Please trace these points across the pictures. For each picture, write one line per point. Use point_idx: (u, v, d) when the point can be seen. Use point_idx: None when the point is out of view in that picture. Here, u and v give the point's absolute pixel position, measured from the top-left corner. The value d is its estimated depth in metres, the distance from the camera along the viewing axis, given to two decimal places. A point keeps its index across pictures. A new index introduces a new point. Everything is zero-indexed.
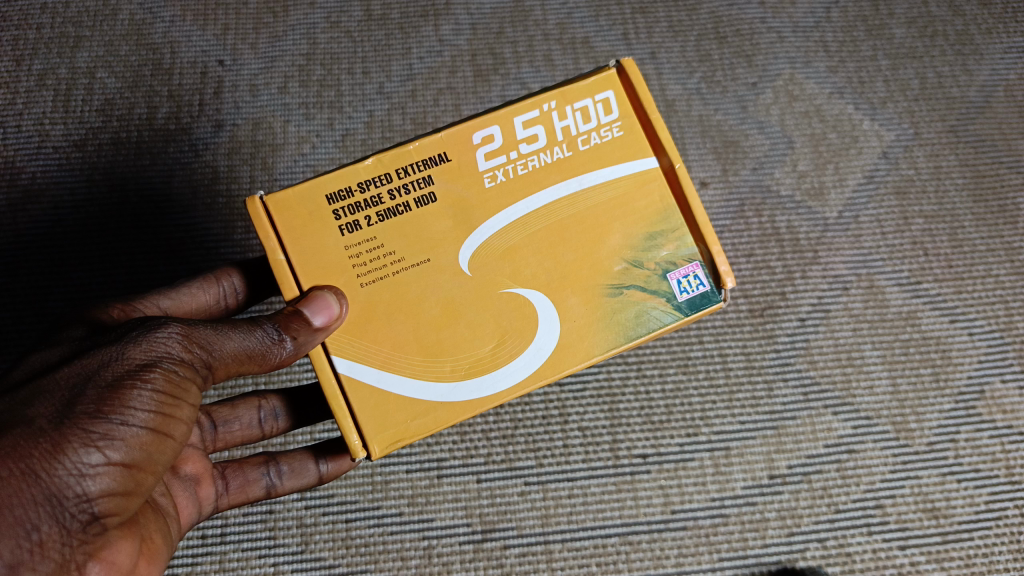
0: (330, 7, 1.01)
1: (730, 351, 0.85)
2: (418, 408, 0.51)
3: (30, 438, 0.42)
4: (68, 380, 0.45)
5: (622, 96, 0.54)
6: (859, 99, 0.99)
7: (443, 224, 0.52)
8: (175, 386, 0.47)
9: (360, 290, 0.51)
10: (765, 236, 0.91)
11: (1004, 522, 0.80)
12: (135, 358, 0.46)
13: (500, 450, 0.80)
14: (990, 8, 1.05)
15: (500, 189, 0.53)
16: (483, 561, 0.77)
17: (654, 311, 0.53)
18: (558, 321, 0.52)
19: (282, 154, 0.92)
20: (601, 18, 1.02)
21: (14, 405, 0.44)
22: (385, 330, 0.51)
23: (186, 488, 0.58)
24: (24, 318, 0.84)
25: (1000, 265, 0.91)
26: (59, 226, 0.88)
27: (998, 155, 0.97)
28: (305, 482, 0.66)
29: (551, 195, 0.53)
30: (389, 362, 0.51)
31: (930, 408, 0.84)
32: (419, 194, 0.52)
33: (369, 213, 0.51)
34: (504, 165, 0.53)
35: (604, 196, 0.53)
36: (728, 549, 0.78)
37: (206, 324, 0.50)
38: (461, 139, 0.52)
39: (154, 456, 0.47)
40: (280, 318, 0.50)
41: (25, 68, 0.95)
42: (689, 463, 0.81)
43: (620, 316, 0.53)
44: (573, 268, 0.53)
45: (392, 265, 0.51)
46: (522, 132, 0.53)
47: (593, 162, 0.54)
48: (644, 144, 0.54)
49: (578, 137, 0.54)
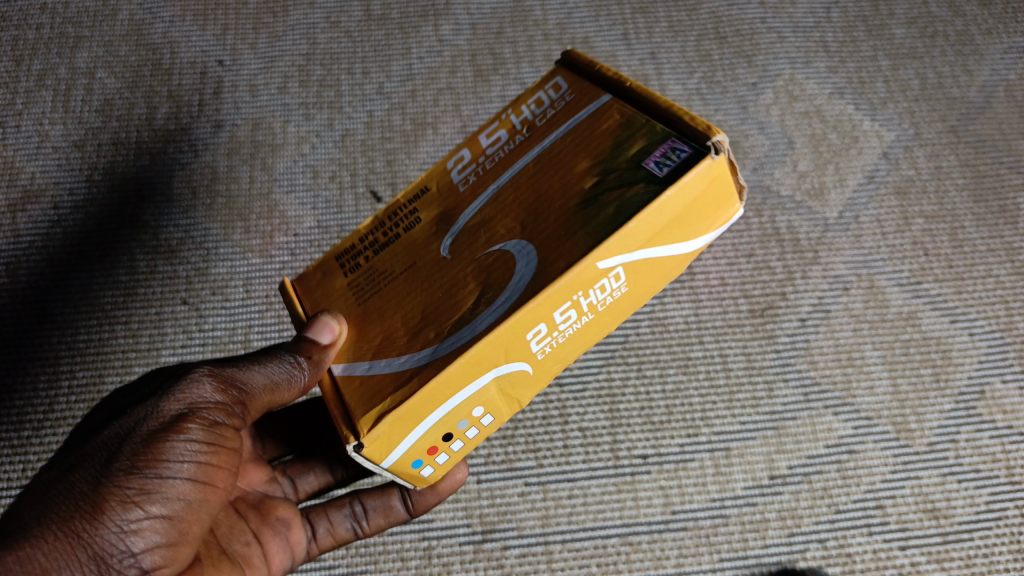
0: (330, 7, 1.00)
1: (730, 351, 0.85)
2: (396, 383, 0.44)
3: (76, 503, 0.45)
4: (108, 442, 0.48)
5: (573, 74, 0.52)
6: (860, 99, 0.99)
7: (426, 238, 0.51)
8: (210, 436, 0.49)
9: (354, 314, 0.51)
10: (765, 236, 0.91)
11: (1004, 522, 0.80)
12: (167, 412, 0.49)
13: (500, 450, 0.81)
14: (990, 8, 1.05)
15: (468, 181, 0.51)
16: (483, 562, 0.77)
17: (636, 199, 0.43)
18: (531, 253, 0.45)
19: (282, 154, 0.92)
20: (601, 18, 1.02)
21: (61, 474, 0.47)
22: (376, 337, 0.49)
23: (277, 534, 0.61)
24: (25, 318, 0.84)
25: (1000, 265, 0.91)
26: (59, 226, 0.88)
27: (998, 155, 0.97)
28: (395, 517, 0.67)
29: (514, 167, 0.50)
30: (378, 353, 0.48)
31: (930, 408, 0.84)
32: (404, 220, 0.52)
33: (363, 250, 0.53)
34: (471, 161, 0.52)
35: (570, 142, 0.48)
36: (728, 550, 0.78)
37: (230, 370, 0.53)
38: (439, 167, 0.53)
39: (195, 505, 0.48)
40: (290, 344, 0.51)
41: (25, 68, 0.95)
42: (689, 464, 0.81)
43: (598, 222, 0.43)
44: (543, 201, 0.47)
45: (382, 284, 0.51)
46: (487, 135, 0.52)
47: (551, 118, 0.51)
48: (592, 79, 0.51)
49: (530, 104, 0.52)
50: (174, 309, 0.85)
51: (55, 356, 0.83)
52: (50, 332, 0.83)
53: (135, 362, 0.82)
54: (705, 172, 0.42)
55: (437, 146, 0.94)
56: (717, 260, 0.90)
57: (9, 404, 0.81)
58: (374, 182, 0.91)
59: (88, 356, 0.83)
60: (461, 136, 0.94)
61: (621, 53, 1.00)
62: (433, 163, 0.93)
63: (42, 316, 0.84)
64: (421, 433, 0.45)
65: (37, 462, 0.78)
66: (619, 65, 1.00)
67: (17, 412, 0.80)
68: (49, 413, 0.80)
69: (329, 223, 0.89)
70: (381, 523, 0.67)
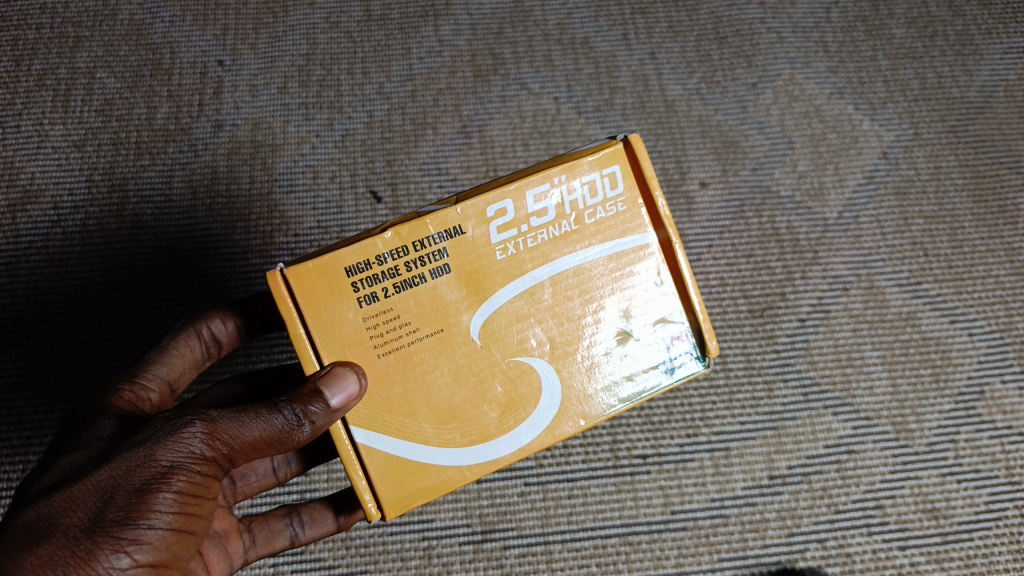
0: (331, 7, 1.00)
1: (731, 351, 0.85)
2: (429, 471, 0.51)
3: (64, 549, 0.42)
4: (96, 486, 0.44)
5: (627, 170, 0.53)
6: (860, 99, 0.99)
7: (454, 296, 0.50)
8: (197, 487, 0.47)
9: (376, 361, 0.50)
10: (765, 236, 0.91)
11: (1004, 522, 0.80)
12: (160, 459, 0.46)
13: None
14: (990, 8, 1.05)
15: (509, 262, 0.51)
16: (482, 562, 0.77)
17: (649, 374, 0.53)
18: (561, 386, 0.52)
19: (282, 154, 0.92)
20: (601, 18, 1.02)
21: (42, 514, 0.43)
22: (401, 398, 0.50)
23: (215, 545, 0.59)
24: (25, 319, 0.84)
25: (999, 265, 0.91)
26: (58, 227, 0.88)
27: (998, 155, 0.97)
28: (326, 530, 0.66)
29: (557, 267, 0.52)
30: (405, 430, 0.50)
31: (930, 408, 0.84)
32: (434, 266, 0.50)
33: (386, 284, 0.49)
34: (515, 238, 0.51)
35: (606, 266, 0.53)
36: (728, 550, 0.78)
37: (226, 414, 0.48)
38: (473, 216, 0.50)
39: (179, 552, 0.46)
40: (299, 401, 0.48)
41: (25, 68, 0.95)
42: (689, 464, 0.81)
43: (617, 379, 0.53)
44: (574, 336, 0.52)
45: (407, 337, 0.50)
46: (533, 206, 0.51)
47: (595, 235, 0.52)
48: (643, 215, 0.53)
49: (585, 211, 0.52)
50: (174, 309, 0.85)
51: (55, 356, 0.83)
52: (50, 332, 0.84)
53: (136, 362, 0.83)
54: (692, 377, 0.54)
55: (438, 146, 0.94)
56: (717, 260, 0.90)
57: (8, 405, 0.81)
58: (375, 182, 0.91)
59: (88, 356, 0.83)
60: (461, 137, 0.95)
61: (621, 54, 1.00)
62: (433, 164, 0.93)
63: (41, 317, 0.84)
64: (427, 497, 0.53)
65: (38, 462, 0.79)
66: (619, 65, 1.00)
67: (16, 412, 0.81)
68: (50, 413, 0.81)
69: (330, 223, 0.89)
70: (315, 535, 0.66)
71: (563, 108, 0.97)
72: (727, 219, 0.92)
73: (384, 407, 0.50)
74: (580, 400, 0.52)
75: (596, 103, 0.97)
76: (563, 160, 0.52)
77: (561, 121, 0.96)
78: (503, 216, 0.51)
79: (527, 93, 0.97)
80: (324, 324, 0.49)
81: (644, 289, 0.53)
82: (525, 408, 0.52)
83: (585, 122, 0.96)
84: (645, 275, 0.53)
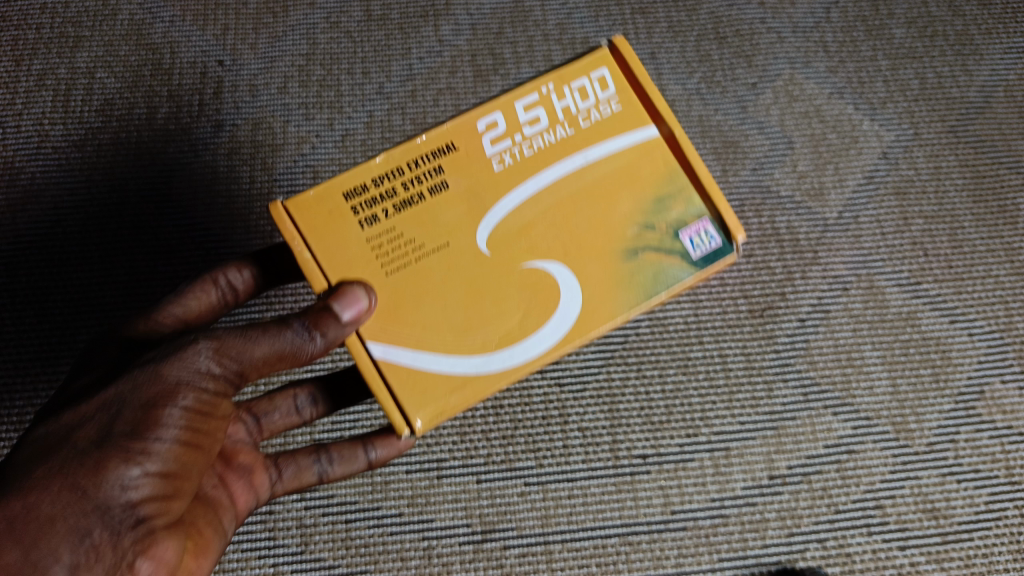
0: (330, 7, 1.00)
1: (730, 351, 0.86)
2: (454, 382, 0.50)
3: (76, 460, 0.46)
4: (111, 402, 0.49)
5: (617, 72, 0.55)
6: (859, 99, 0.99)
7: (456, 209, 0.52)
8: (204, 404, 0.50)
9: (386, 279, 0.50)
10: (765, 236, 0.91)
11: (1004, 522, 0.80)
12: (167, 374, 0.49)
13: (500, 451, 0.80)
14: (990, 8, 1.05)
15: (508, 171, 0.52)
16: (482, 561, 0.77)
17: (670, 269, 0.52)
18: (579, 287, 0.51)
19: (282, 154, 0.92)
20: (601, 18, 1.02)
21: (62, 429, 0.48)
22: (416, 313, 0.50)
23: (242, 478, 0.60)
24: (25, 319, 0.84)
25: (999, 265, 0.91)
26: (59, 226, 0.88)
27: (998, 155, 0.97)
28: (356, 468, 0.64)
29: (557, 172, 0.53)
30: (422, 342, 0.50)
31: (930, 408, 0.84)
32: (432, 183, 0.52)
33: (386, 205, 0.51)
34: (509, 148, 0.53)
35: (608, 168, 0.53)
36: (728, 550, 0.78)
37: (235, 332, 0.51)
38: (464, 128, 0.53)
39: (189, 465, 0.49)
40: (308, 316, 0.50)
41: (25, 68, 0.96)
42: (689, 464, 0.81)
43: (637, 277, 0.52)
44: (587, 237, 0.52)
45: (414, 253, 0.51)
46: (523, 115, 0.53)
47: (593, 137, 0.53)
48: (642, 116, 0.54)
49: (579, 114, 0.54)
50: None
51: (56, 356, 0.83)
52: (50, 332, 0.84)
53: None
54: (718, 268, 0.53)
55: None
56: None
57: (8, 405, 0.81)
58: None
59: None
60: None
61: None
62: None
63: (41, 317, 0.84)
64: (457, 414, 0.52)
65: None
66: None
67: (17, 412, 0.81)
68: None
69: None
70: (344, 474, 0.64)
71: None
72: None
73: (398, 322, 0.50)
74: (599, 301, 0.52)
75: None
76: (550, 71, 0.54)
77: None
78: (495, 126, 0.53)
79: None
80: (328, 249, 0.50)
81: (651, 181, 0.53)
82: (547, 309, 0.51)
83: None
84: (649, 166, 0.53)
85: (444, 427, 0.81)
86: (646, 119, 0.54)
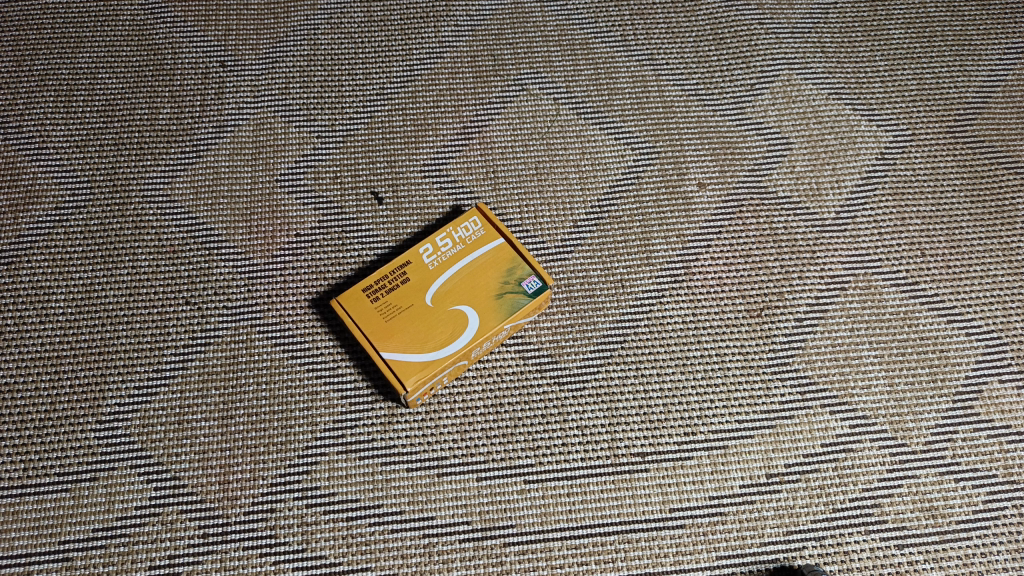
0: (332, 8, 1.01)
1: (729, 352, 0.87)
2: (416, 372, 0.77)
3: None
4: None
5: (484, 213, 0.84)
6: (857, 100, 1.00)
7: (405, 291, 0.80)
8: None
9: (385, 325, 0.79)
10: (763, 236, 0.92)
11: (1002, 521, 0.81)
12: None
13: (501, 449, 0.81)
14: (989, 9, 1.06)
15: (429, 270, 0.81)
16: (483, 558, 0.77)
17: (520, 302, 0.80)
18: (476, 319, 0.79)
19: (284, 155, 0.93)
20: (600, 20, 1.03)
21: None
22: (393, 343, 0.78)
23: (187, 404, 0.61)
24: (26, 318, 0.85)
25: (997, 265, 0.92)
26: (61, 227, 0.89)
27: (996, 155, 0.97)
28: None
29: (454, 270, 0.81)
30: (397, 354, 0.77)
31: (928, 407, 0.85)
32: (391, 282, 0.80)
33: (376, 295, 0.80)
34: (427, 257, 0.82)
35: (484, 261, 0.82)
36: (726, 547, 0.78)
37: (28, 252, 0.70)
38: (415, 251, 0.82)
39: None
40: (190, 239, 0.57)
41: (26, 68, 0.96)
42: (686, 461, 0.82)
43: (505, 312, 0.80)
44: (478, 292, 0.80)
45: (393, 313, 0.79)
46: (435, 241, 0.82)
47: (473, 247, 0.82)
48: (496, 227, 0.84)
49: (464, 236, 0.83)
50: (176, 309, 0.86)
51: (58, 353, 0.83)
52: (52, 331, 0.84)
53: (138, 361, 0.83)
54: (545, 292, 0.81)
55: (438, 147, 0.94)
56: (716, 260, 0.90)
57: (10, 403, 0.82)
58: (376, 183, 0.92)
59: (91, 354, 0.84)
60: (461, 137, 0.95)
61: (620, 55, 1.01)
62: (434, 165, 0.94)
63: (43, 316, 0.85)
64: (422, 386, 0.78)
65: (38, 461, 0.79)
66: (618, 66, 1.00)
67: (17, 411, 0.81)
68: (51, 412, 0.81)
69: (331, 223, 0.90)
70: None
71: (562, 108, 0.97)
72: (725, 219, 0.92)
73: (388, 345, 0.78)
74: (489, 324, 0.79)
75: (596, 104, 0.98)
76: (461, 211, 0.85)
77: (561, 121, 0.97)
78: (428, 249, 0.82)
79: (526, 94, 0.98)
80: (359, 318, 0.79)
81: (503, 260, 0.82)
82: (459, 334, 0.78)
83: (584, 122, 0.97)
84: (501, 255, 0.82)
85: (444, 426, 0.82)
86: (498, 232, 0.83)
